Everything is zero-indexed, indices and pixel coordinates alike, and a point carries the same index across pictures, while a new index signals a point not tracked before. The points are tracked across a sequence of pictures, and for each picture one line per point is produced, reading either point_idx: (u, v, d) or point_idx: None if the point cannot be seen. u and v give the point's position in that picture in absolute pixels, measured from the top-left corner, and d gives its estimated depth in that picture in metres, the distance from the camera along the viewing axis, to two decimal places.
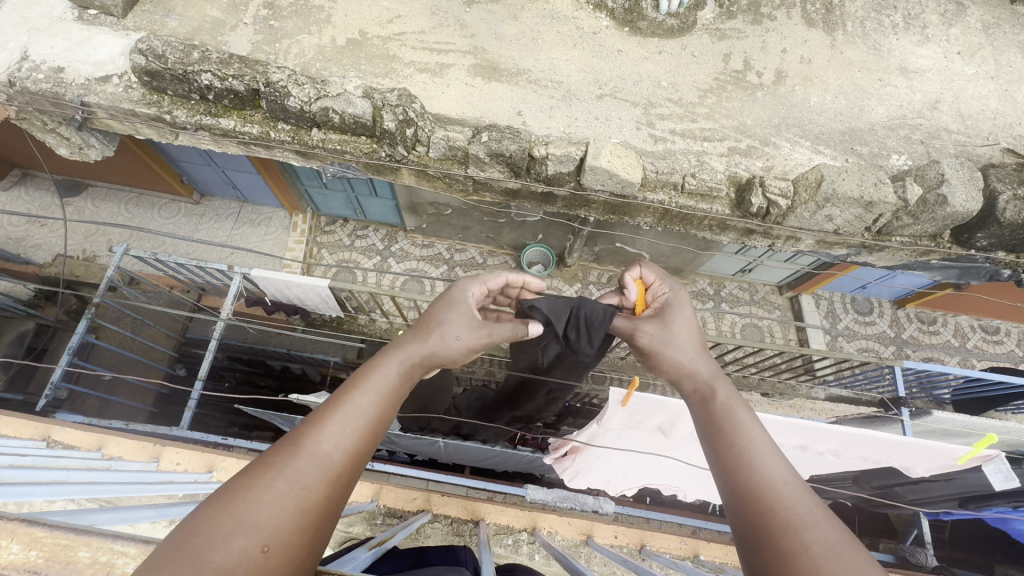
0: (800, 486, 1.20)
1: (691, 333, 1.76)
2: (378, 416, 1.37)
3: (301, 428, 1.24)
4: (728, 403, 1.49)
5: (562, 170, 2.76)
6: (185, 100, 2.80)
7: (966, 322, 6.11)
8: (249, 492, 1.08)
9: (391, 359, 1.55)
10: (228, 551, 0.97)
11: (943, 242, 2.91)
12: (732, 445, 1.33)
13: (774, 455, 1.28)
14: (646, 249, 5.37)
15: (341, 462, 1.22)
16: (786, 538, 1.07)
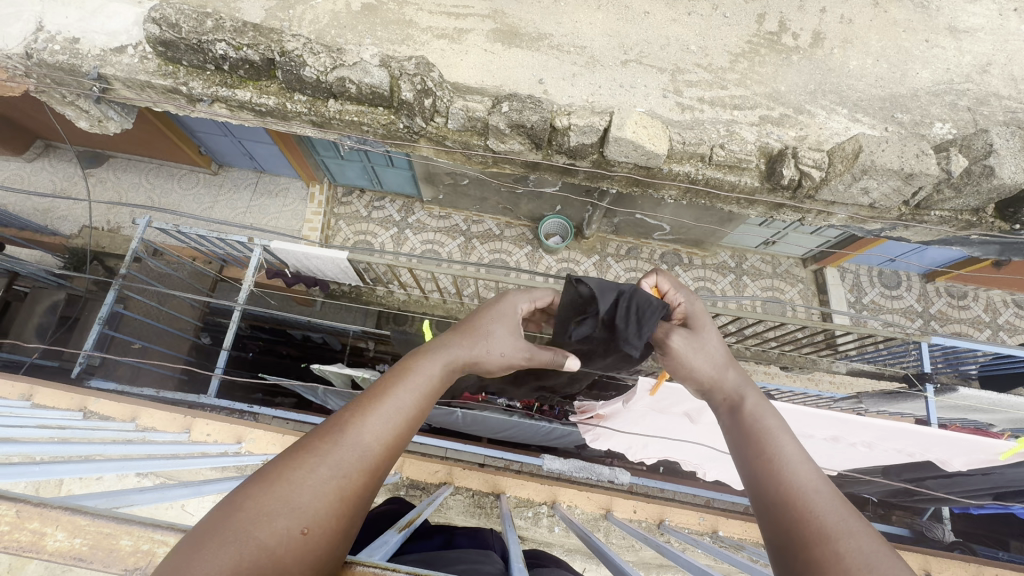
0: (830, 493, 1.17)
1: (720, 344, 1.75)
2: (418, 410, 1.36)
3: (344, 415, 1.24)
4: (757, 412, 1.47)
5: (584, 141, 2.69)
6: (200, 71, 2.75)
7: (999, 296, 5.90)
8: (293, 473, 1.09)
9: (435, 354, 1.53)
10: (271, 531, 0.99)
11: (986, 217, 2.77)
12: (763, 455, 1.32)
13: (806, 465, 1.26)
14: (667, 220, 5.25)
15: (381, 452, 1.22)
16: (821, 546, 1.05)
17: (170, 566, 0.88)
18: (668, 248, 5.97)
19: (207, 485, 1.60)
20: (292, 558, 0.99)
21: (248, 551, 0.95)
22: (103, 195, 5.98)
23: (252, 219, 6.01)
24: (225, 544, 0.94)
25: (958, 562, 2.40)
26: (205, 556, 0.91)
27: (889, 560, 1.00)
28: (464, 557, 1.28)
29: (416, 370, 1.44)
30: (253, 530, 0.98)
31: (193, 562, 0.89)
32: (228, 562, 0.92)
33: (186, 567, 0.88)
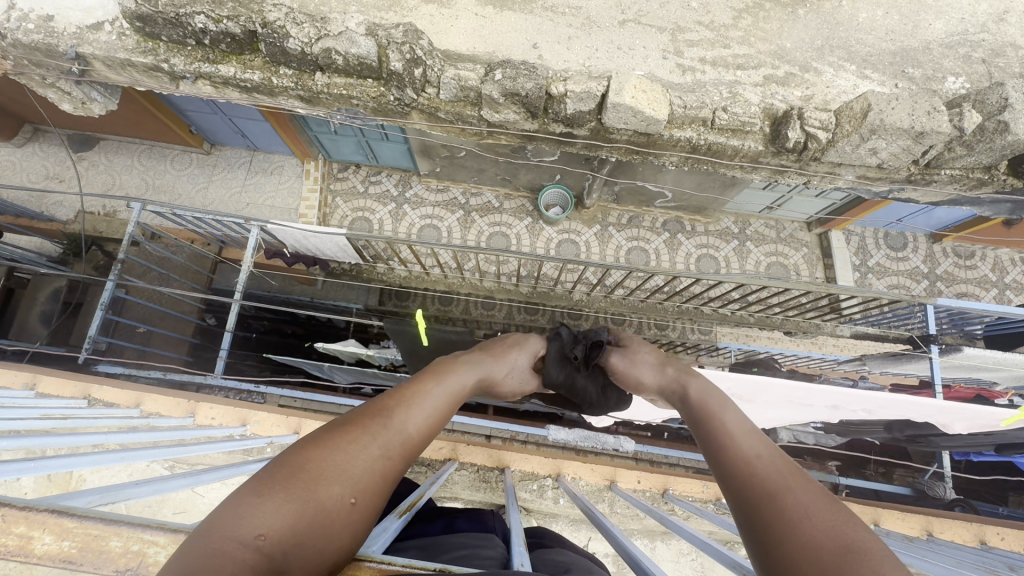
0: (773, 459, 1.18)
1: (652, 351, 2.04)
2: (448, 407, 1.46)
3: (389, 402, 1.30)
4: (705, 400, 1.54)
5: (582, 108, 2.61)
6: (180, 47, 2.65)
7: (1006, 255, 5.82)
8: (346, 445, 1.12)
9: (471, 368, 1.72)
10: (328, 495, 1.02)
11: (998, 174, 2.68)
12: (714, 430, 1.36)
13: (752, 436, 1.27)
14: (668, 187, 5.14)
15: (418, 441, 1.27)
16: (769, 509, 1.04)
17: (229, 513, 0.90)
18: (670, 215, 5.88)
19: (208, 474, 1.59)
20: (339, 525, 1.01)
21: (306, 511, 0.97)
22: (96, 179, 5.90)
23: (248, 199, 5.94)
24: (284, 500, 0.96)
25: (960, 522, 2.43)
26: (263, 507, 0.93)
27: (835, 509, 0.99)
28: (463, 542, 1.24)
29: (450, 376, 1.58)
30: (313, 491, 1.01)
31: (252, 512, 0.91)
32: (285, 520, 0.93)
33: (246, 517, 0.90)
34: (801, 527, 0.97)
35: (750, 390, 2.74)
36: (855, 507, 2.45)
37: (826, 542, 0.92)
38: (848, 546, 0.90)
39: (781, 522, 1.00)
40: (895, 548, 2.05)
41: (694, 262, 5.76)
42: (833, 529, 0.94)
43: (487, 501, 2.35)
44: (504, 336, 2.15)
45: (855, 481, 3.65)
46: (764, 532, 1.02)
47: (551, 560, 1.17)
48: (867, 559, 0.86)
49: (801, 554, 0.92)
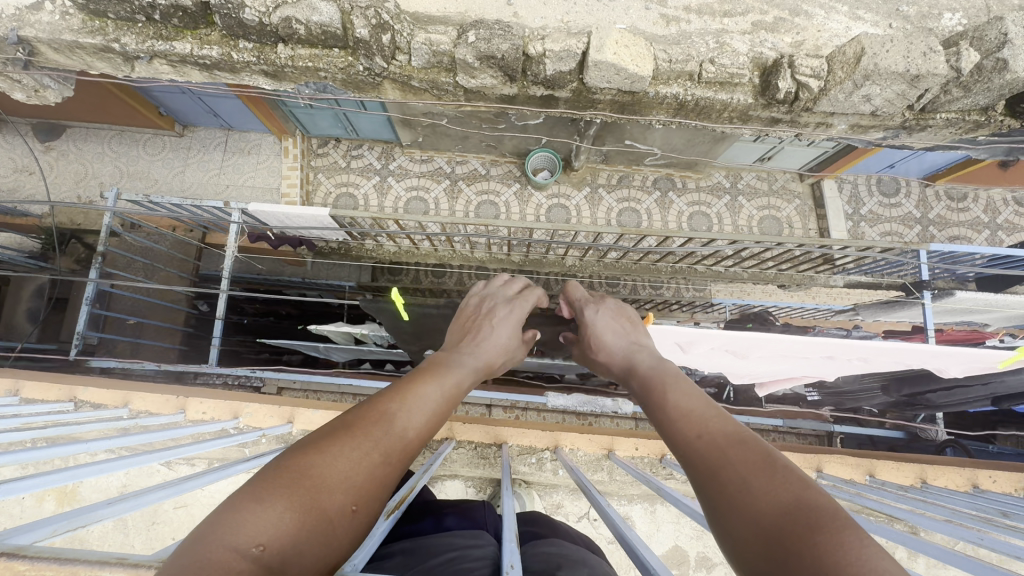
0: (715, 434, 1.09)
1: (620, 332, 1.90)
2: (447, 405, 1.39)
3: (386, 403, 1.23)
4: (653, 384, 1.46)
5: (562, 69, 2.49)
6: (130, 24, 2.46)
7: (998, 195, 5.76)
8: (345, 448, 1.05)
9: (468, 366, 1.63)
10: (331, 501, 0.95)
11: (995, 115, 2.59)
12: (662, 413, 1.28)
13: (692, 415, 1.19)
14: (657, 144, 5.01)
15: (417, 445, 1.20)
16: (718, 496, 0.96)
17: (224, 521, 0.82)
18: (661, 173, 5.75)
19: (193, 483, 1.50)
20: (342, 533, 0.94)
21: (307, 520, 0.90)
22: (67, 169, 5.68)
23: (228, 180, 5.76)
24: (283, 507, 0.89)
25: (953, 468, 2.47)
26: (262, 514, 0.85)
27: (774, 473, 0.93)
28: (449, 545, 1.18)
29: (447, 373, 1.50)
30: (316, 496, 0.94)
31: (249, 520, 0.84)
32: (282, 530, 0.86)
33: (243, 525, 0.83)
34: (747, 506, 0.90)
35: (743, 347, 2.74)
36: (851, 459, 2.48)
37: (771, 517, 0.85)
38: (791, 514, 0.84)
39: (731, 507, 0.92)
40: (891, 497, 2.07)
41: (687, 220, 5.69)
42: (775, 498, 0.88)
43: (487, 477, 2.37)
44: (483, 315, 2.02)
45: (850, 429, 3.71)
46: (719, 522, 0.94)
47: (543, 553, 1.15)
48: (810, 524, 0.80)
49: (752, 539, 0.85)
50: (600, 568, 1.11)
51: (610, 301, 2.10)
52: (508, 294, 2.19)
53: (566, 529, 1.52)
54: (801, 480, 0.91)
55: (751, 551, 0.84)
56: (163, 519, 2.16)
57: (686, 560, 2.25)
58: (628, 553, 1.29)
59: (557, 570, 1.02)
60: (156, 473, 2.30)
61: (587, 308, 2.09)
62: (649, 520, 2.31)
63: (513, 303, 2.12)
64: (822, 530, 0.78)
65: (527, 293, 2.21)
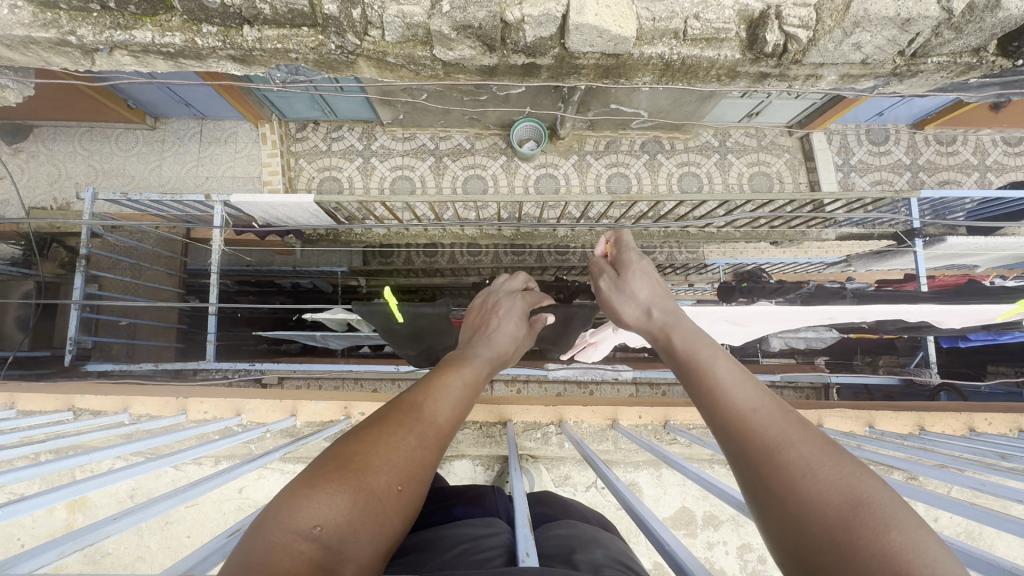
0: (769, 407, 0.99)
1: (650, 282, 1.67)
2: (472, 393, 1.36)
3: (416, 394, 1.21)
4: (690, 344, 1.30)
5: (543, 34, 2.39)
6: (84, 14, 2.32)
7: (987, 137, 5.72)
8: (385, 435, 1.04)
9: (483, 355, 1.61)
10: (378, 483, 0.95)
11: (988, 56, 2.51)
12: (703, 382, 1.13)
13: (745, 383, 1.07)
14: (643, 105, 4.90)
15: (450, 431, 1.18)
16: (774, 474, 0.88)
17: (282, 507, 0.84)
18: (648, 135, 5.66)
19: (198, 488, 1.46)
20: (390, 514, 0.95)
21: (359, 501, 0.90)
22: (40, 171, 5.51)
23: (207, 172, 5.61)
24: (335, 490, 0.89)
25: (949, 413, 2.52)
26: (318, 498, 0.87)
27: (838, 459, 0.86)
28: (460, 535, 1.17)
29: (466, 364, 1.47)
30: (364, 479, 0.94)
31: (305, 504, 0.85)
32: (339, 511, 0.87)
33: (300, 509, 0.84)
34: (808, 489, 0.83)
35: (743, 317, 2.75)
36: (849, 412, 2.51)
37: (835, 503, 0.79)
38: (859, 505, 0.79)
39: (791, 487, 0.84)
40: (890, 447, 2.11)
41: (677, 182, 5.63)
42: (843, 485, 0.82)
43: (493, 455, 2.38)
44: (491, 308, 2.00)
45: (845, 378, 3.78)
46: (767, 503, 0.87)
47: (557, 536, 1.15)
48: (882, 521, 0.76)
49: (812, 528, 0.79)
50: (613, 547, 1.12)
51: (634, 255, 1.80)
52: (512, 288, 2.17)
53: (574, 506, 1.53)
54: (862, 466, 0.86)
55: (811, 541, 0.78)
56: (176, 518, 2.17)
57: (693, 520, 2.31)
58: (640, 529, 1.25)
59: (572, 553, 1.03)
60: (164, 474, 2.31)
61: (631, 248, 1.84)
62: (655, 485, 2.35)
63: (516, 295, 2.09)
64: (895, 527, 0.74)
65: (513, 280, 2.22)
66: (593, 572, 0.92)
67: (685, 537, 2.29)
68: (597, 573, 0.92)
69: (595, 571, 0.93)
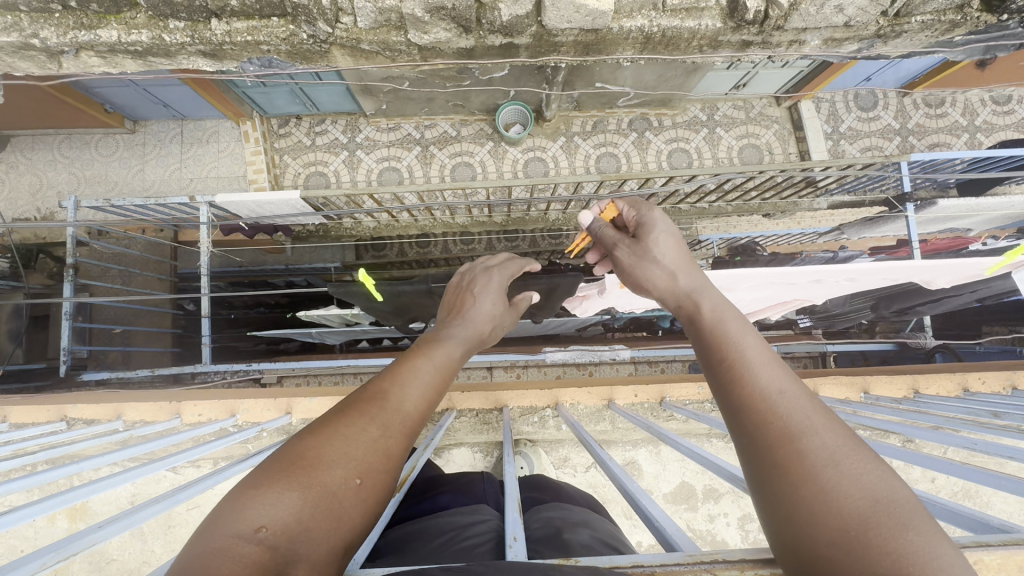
0: (798, 390, 0.90)
1: (672, 247, 1.48)
2: (448, 375, 1.32)
3: (379, 383, 1.17)
4: (719, 315, 1.15)
5: (518, 13, 2.33)
6: (45, 15, 2.24)
7: (976, 97, 5.68)
8: (342, 429, 1.01)
9: (456, 339, 1.56)
10: (333, 479, 0.93)
11: (973, 12, 2.45)
12: (722, 357, 1.02)
13: (772, 361, 0.97)
14: (629, 82, 4.83)
15: (419, 418, 1.16)
16: (790, 462, 0.81)
17: (224, 508, 0.82)
18: (635, 113, 5.59)
19: (187, 490, 1.43)
20: (349, 507, 0.93)
21: (311, 498, 0.89)
22: (21, 181, 5.43)
23: (191, 173, 5.53)
24: (286, 488, 0.88)
25: (944, 374, 2.53)
26: (266, 497, 0.85)
27: (864, 455, 0.80)
28: (449, 524, 1.17)
29: (438, 345, 1.43)
30: (316, 475, 0.92)
31: (251, 503, 0.84)
32: (290, 510, 0.85)
33: (242, 511, 0.82)
34: (828, 481, 0.77)
35: (730, 282, 2.64)
36: (844, 379, 2.53)
37: (854, 501, 0.75)
38: (878, 502, 0.74)
39: (809, 479, 0.79)
40: (886, 411, 2.12)
41: (667, 159, 5.59)
42: (864, 480, 0.77)
43: (491, 441, 2.37)
44: (466, 286, 1.95)
45: (841, 346, 3.81)
46: (771, 487, 0.83)
47: (545, 519, 1.15)
48: (901, 521, 0.71)
49: (823, 522, 0.75)
50: (601, 528, 1.13)
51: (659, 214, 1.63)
52: (488, 264, 2.12)
53: (565, 487, 1.54)
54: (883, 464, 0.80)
55: (822, 538, 0.74)
56: (179, 522, 2.18)
57: (694, 493, 2.33)
58: (631, 507, 1.25)
59: (559, 535, 1.03)
60: (164, 478, 2.31)
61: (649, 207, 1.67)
62: (654, 461, 2.37)
63: (492, 269, 2.05)
64: (914, 529, 0.70)
65: (491, 259, 2.16)
66: (579, 553, 0.93)
67: (686, 511, 2.32)
68: (583, 554, 0.93)
69: (581, 553, 0.94)
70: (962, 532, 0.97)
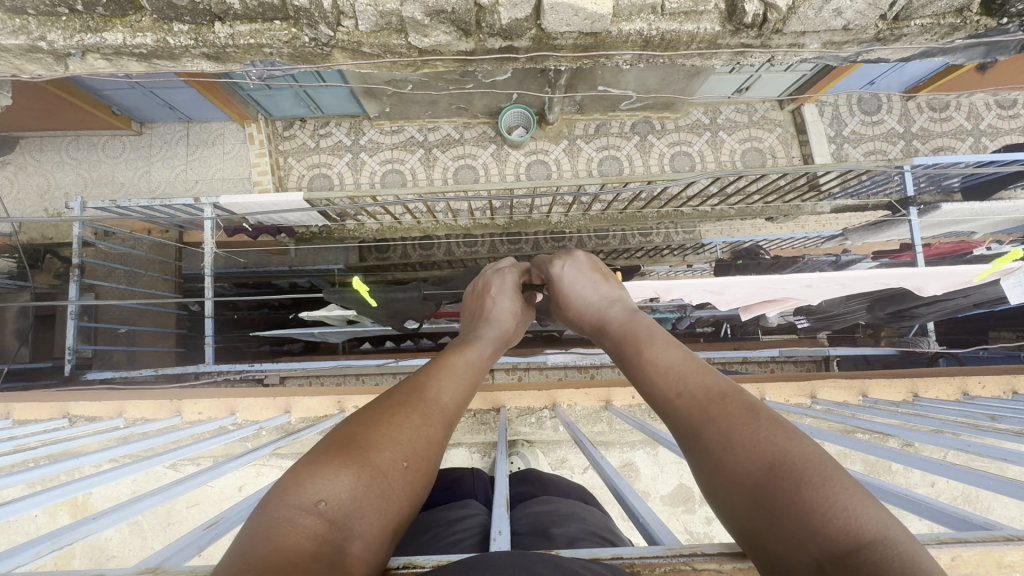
0: (694, 390, 1.00)
1: (590, 284, 1.73)
2: (478, 372, 1.34)
3: (418, 378, 1.16)
4: (627, 336, 1.34)
5: (518, 16, 2.35)
6: (53, 18, 2.28)
7: (980, 101, 5.66)
8: (393, 412, 1.00)
9: (483, 340, 1.56)
10: (384, 459, 0.90)
11: (972, 15, 2.46)
12: (651, 378, 1.11)
13: (690, 369, 1.07)
14: (631, 85, 4.85)
15: (455, 411, 1.14)
16: (710, 452, 0.89)
17: (288, 485, 0.80)
18: (638, 116, 5.60)
19: (183, 483, 1.44)
20: (399, 489, 0.90)
21: (364, 475, 0.86)
22: (29, 183, 5.49)
23: (197, 175, 5.59)
24: (340, 465, 0.85)
25: (944, 378, 2.52)
26: (324, 473, 0.82)
27: (756, 426, 0.87)
28: (437, 519, 1.18)
29: (468, 347, 1.45)
30: (371, 454, 0.90)
31: (311, 478, 0.81)
32: (347, 486, 0.83)
33: (305, 485, 0.80)
34: (729, 463, 0.85)
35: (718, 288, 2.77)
36: (843, 382, 2.53)
37: (753, 473, 0.81)
38: (772, 466, 0.80)
39: (719, 463, 0.87)
40: (881, 415, 2.13)
41: (669, 162, 5.59)
42: (758, 450, 0.83)
43: (488, 442, 2.38)
44: (481, 290, 1.94)
45: (844, 351, 3.78)
46: (707, 485, 0.89)
47: (533, 513, 1.16)
48: (795, 479, 0.77)
49: (742, 503, 0.81)
50: (592, 520, 1.13)
51: (580, 254, 1.88)
52: (498, 266, 2.11)
53: (560, 481, 1.55)
54: (785, 428, 0.86)
55: (745, 513, 0.80)
56: (178, 519, 2.21)
57: (691, 495, 2.33)
58: (621, 507, 1.26)
59: (546, 528, 1.04)
60: (164, 475, 2.34)
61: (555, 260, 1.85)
62: (652, 464, 2.37)
63: (503, 270, 2.02)
64: (808, 483, 0.75)
65: (500, 260, 2.15)
66: (566, 546, 0.94)
67: (683, 513, 2.30)
68: (571, 546, 0.94)
69: (568, 545, 0.95)
70: (943, 529, 1.00)
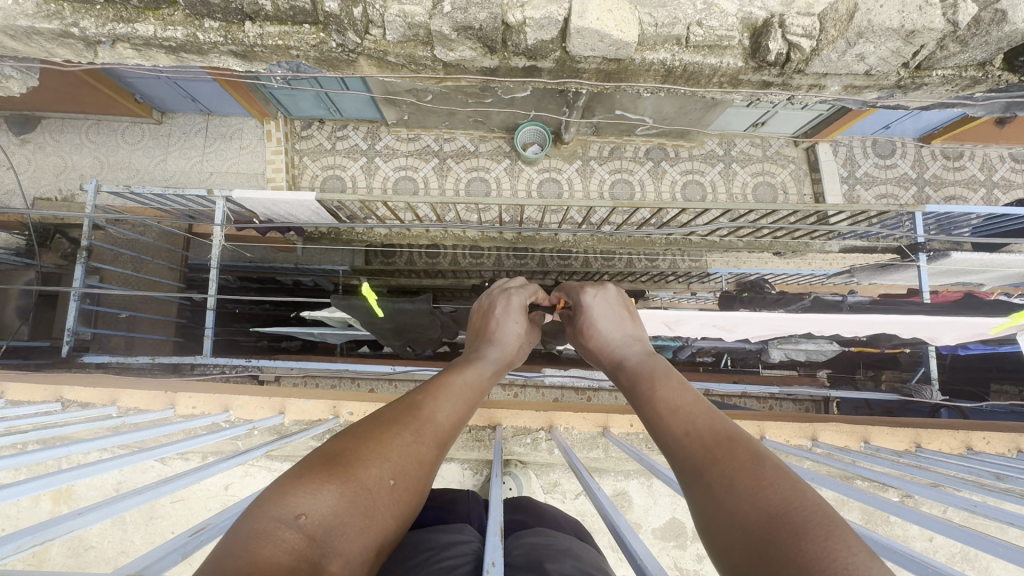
0: (702, 430, 1.02)
1: (616, 320, 1.74)
2: (477, 393, 1.32)
3: (415, 396, 1.15)
4: (646, 372, 1.34)
5: (544, 37, 2.39)
6: (87, 6, 2.32)
7: (995, 153, 5.67)
8: (381, 430, 1.00)
9: (484, 362, 1.55)
10: (370, 477, 0.89)
11: (993, 70, 2.48)
12: (664, 416, 1.11)
13: (698, 412, 1.07)
14: (648, 111, 4.89)
15: (450, 433, 1.12)
16: (713, 495, 0.87)
17: (270, 496, 0.78)
18: (653, 142, 5.63)
19: (172, 481, 1.41)
20: (383, 509, 0.88)
21: (348, 492, 0.84)
22: (46, 162, 5.54)
23: (212, 167, 5.63)
24: (325, 482, 0.84)
25: (947, 431, 2.48)
26: (308, 488, 0.81)
27: (760, 474, 0.86)
28: (429, 541, 1.15)
29: (470, 367, 1.44)
30: (356, 471, 0.89)
31: (295, 490, 0.80)
32: (329, 501, 0.81)
33: (287, 498, 0.78)
34: (733, 505, 0.83)
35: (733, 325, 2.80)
36: (845, 427, 2.49)
37: (755, 518, 0.79)
38: (774, 516, 0.77)
39: (721, 505, 0.85)
40: (883, 465, 2.07)
41: (680, 189, 5.61)
42: (763, 499, 0.81)
43: (481, 459, 2.36)
44: (487, 310, 1.93)
45: (844, 393, 3.72)
46: (705, 528, 0.86)
47: (527, 545, 1.14)
48: (795, 530, 0.74)
49: (736, 548, 0.78)
50: (587, 558, 1.11)
51: (609, 288, 1.91)
52: (506, 286, 2.09)
53: (555, 512, 1.51)
54: (793, 482, 0.84)
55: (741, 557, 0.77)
56: (161, 514, 2.17)
57: (683, 531, 2.29)
58: (614, 540, 1.22)
59: (540, 563, 1.02)
60: (151, 468, 2.30)
61: (584, 289, 1.87)
62: (645, 495, 2.33)
63: (509, 291, 1.99)
64: (808, 536, 0.72)
65: (508, 280, 2.14)
66: None
67: (673, 548, 2.27)
68: None
69: None
70: None
